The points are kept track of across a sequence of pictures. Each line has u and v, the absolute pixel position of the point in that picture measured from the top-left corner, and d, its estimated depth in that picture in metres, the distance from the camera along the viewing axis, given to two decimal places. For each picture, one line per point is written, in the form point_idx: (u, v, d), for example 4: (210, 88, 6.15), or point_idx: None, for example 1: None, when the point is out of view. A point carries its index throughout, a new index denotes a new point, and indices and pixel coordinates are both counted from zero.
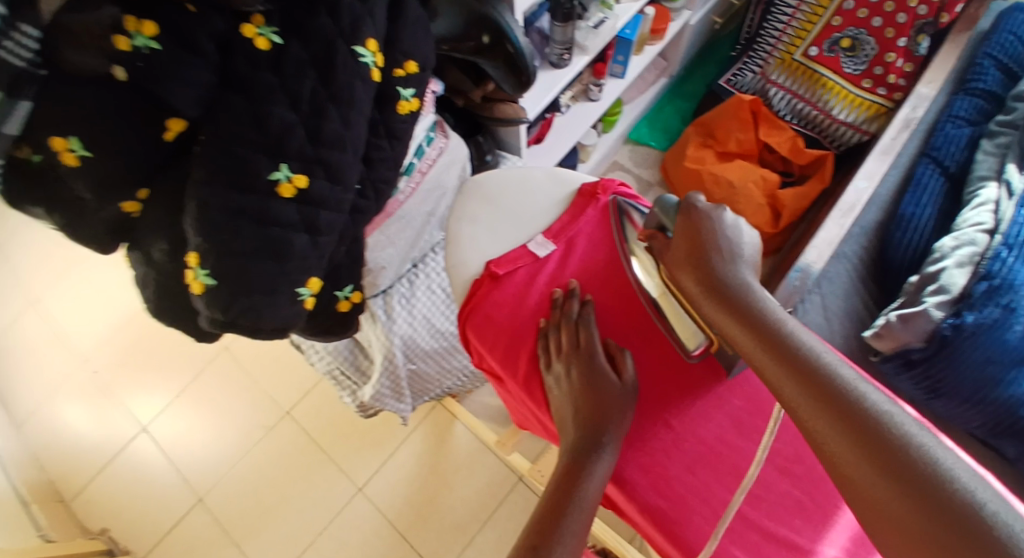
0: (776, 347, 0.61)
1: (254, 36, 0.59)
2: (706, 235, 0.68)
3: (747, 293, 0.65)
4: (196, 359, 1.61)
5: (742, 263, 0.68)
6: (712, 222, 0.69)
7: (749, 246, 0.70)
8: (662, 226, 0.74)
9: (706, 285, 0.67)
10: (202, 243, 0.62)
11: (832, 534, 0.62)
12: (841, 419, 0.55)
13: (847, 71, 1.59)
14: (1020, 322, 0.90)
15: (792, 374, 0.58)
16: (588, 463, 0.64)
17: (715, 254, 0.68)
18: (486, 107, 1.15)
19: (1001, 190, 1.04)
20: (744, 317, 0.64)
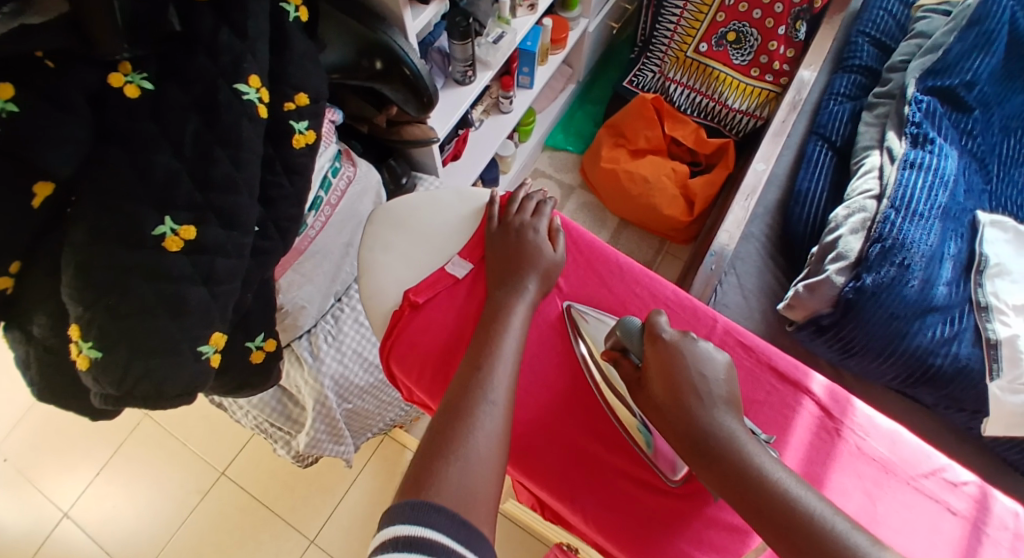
0: (777, 509, 0.58)
1: (123, 84, 0.58)
2: (678, 368, 0.66)
3: (733, 443, 0.61)
4: (115, 434, 1.53)
5: (722, 402, 0.64)
6: (680, 352, 0.67)
7: (724, 374, 0.66)
8: (626, 350, 0.72)
9: (692, 443, 0.63)
10: (83, 313, 0.59)
11: None
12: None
13: (736, 62, 1.67)
14: (916, 276, 0.97)
15: (798, 556, 0.56)
16: (516, 298, 0.73)
17: (691, 388, 0.64)
18: (393, 131, 1.15)
19: (884, 157, 1.11)
20: (735, 475, 0.60)
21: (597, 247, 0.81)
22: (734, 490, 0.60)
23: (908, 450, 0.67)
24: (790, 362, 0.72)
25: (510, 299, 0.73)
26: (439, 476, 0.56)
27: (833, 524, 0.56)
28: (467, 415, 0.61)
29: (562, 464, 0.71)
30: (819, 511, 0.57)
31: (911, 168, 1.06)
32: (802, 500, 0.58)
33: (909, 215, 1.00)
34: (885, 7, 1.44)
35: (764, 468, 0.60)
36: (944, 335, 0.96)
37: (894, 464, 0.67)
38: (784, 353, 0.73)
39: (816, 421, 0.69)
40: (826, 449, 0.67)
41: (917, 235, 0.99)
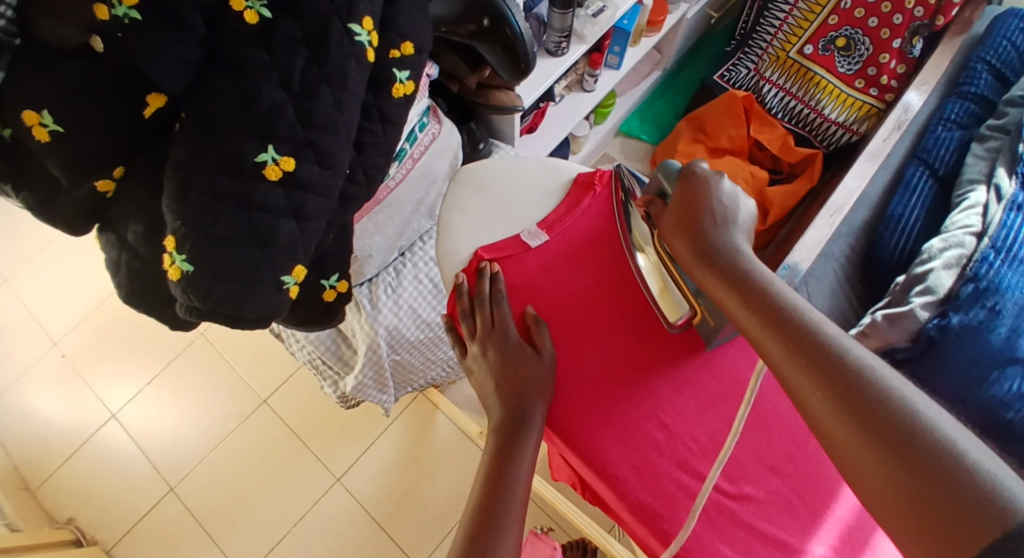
0: (772, 320, 0.58)
1: (243, 8, 0.57)
2: (699, 200, 0.65)
3: (743, 264, 0.63)
4: (170, 348, 1.58)
5: (740, 232, 0.65)
6: (705, 188, 0.66)
7: (745, 213, 0.66)
8: (660, 189, 0.70)
9: (705, 259, 0.64)
10: (180, 227, 0.60)
11: (821, 532, 0.64)
12: (839, 395, 0.52)
13: (840, 70, 1.59)
14: (1004, 324, 0.91)
15: (784, 356, 0.56)
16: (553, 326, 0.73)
17: (708, 218, 0.65)
18: (481, 94, 1.13)
19: (990, 194, 1.04)
20: (741, 291, 0.61)
21: None
22: (737, 305, 0.61)
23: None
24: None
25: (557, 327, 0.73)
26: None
27: (832, 338, 0.56)
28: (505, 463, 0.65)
29: (599, 434, 0.68)
30: (820, 326, 0.57)
31: (1017, 211, 0.99)
32: (805, 316, 0.58)
33: (1010, 259, 0.95)
34: (1008, 35, 1.36)
35: (769, 284, 0.61)
36: (1020, 391, 0.90)
37: None
38: None
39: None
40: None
41: (1014, 280, 0.94)
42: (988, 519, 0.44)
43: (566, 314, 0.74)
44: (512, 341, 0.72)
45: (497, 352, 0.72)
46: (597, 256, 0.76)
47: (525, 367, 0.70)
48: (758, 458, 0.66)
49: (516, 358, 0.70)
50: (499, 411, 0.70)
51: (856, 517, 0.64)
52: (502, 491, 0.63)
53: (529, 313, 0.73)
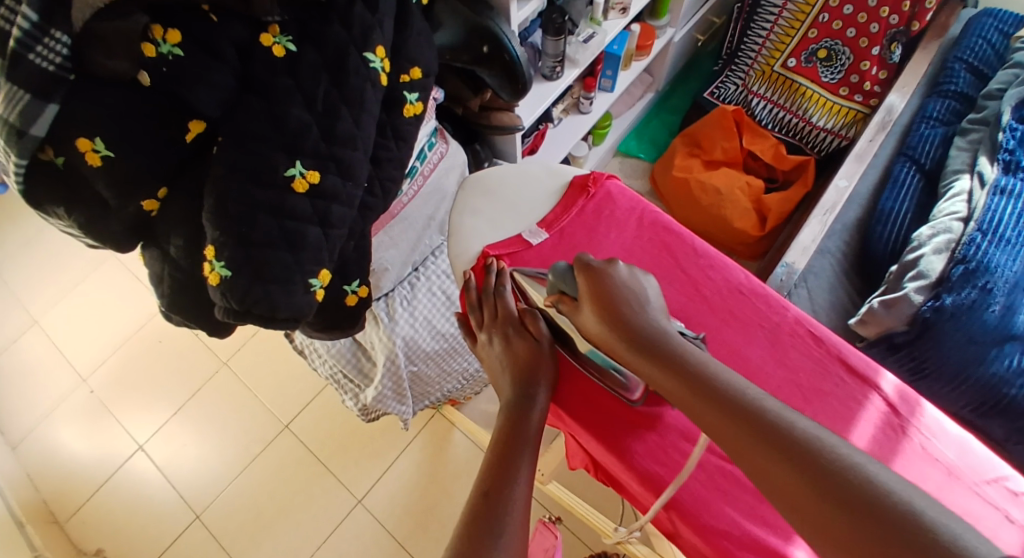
0: (707, 392, 0.62)
1: (271, 43, 0.64)
2: (612, 289, 0.69)
3: (670, 343, 0.66)
4: (195, 378, 1.61)
5: (657, 312, 0.69)
6: (610, 280, 0.70)
7: (653, 293, 0.71)
8: (563, 290, 0.73)
9: (633, 346, 0.67)
10: (219, 236, 0.65)
11: None
12: (784, 462, 0.56)
13: (824, 80, 1.67)
14: (997, 301, 0.95)
15: (728, 426, 0.59)
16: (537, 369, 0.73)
17: (625, 305, 0.69)
18: (483, 116, 1.17)
19: (973, 181, 1.10)
20: (678, 371, 0.64)
21: (674, 227, 0.82)
22: (676, 388, 0.64)
23: (975, 457, 0.67)
24: (861, 358, 0.72)
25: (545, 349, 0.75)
26: (495, 531, 0.61)
27: (765, 405, 0.60)
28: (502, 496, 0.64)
29: (608, 414, 0.71)
30: (753, 397, 0.61)
31: (1001, 194, 1.04)
32: (737, 388, 0.62)
33: (996, 240, 0.99)
34: (983, 35, 1.42)
35: (702, 359, 0.65)
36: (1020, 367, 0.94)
37: (963, 450, 0.68)
38: (856, 349, 0.73)
39: (883, 417, 0.69)
40: (891, 445, 0.68)
41: (1001, 259, 0.98)
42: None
43: None
44: (517, 334, 0.76)
45: (505, 342, 0.76)
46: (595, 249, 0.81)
47: (531, 355, 0.74)
48: None
49: (519, 344, 0.75)
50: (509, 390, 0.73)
51: None
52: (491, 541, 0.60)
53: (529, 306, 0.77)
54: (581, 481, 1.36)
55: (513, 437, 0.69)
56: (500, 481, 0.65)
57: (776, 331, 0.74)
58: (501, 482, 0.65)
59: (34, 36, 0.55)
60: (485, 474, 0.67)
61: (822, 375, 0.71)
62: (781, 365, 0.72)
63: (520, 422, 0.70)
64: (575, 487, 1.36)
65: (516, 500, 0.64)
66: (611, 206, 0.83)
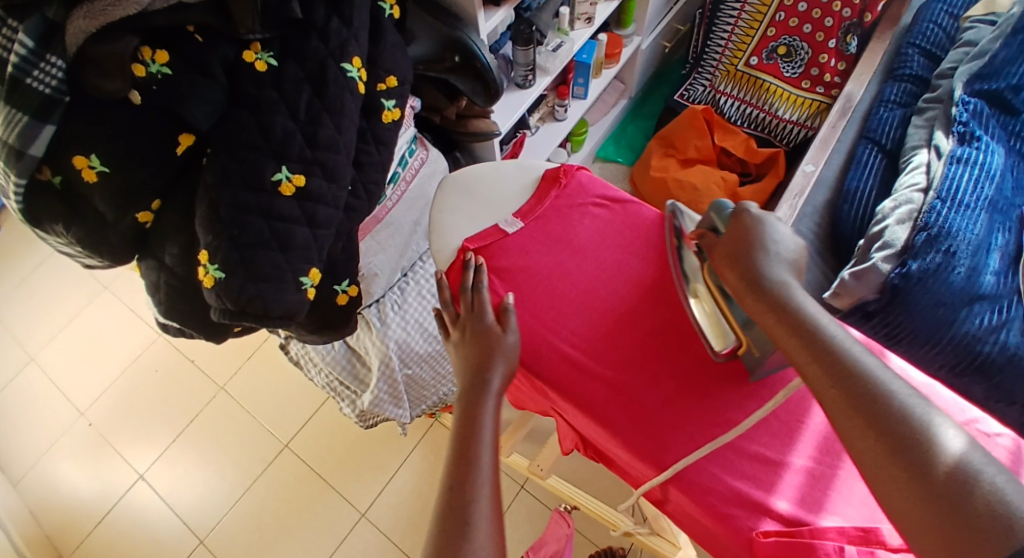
0: (808, 339, 0.62)
1: (254, 60, 0.68)
2: (753, 235, 0.70)
3: (787, 295, 0.66)
4: (192, 404, 1.62)
5: (783, 267, 0.69)
6: (756, 227, 0.70)
7: (791, 251, 0.70)
8: (712, 226, 0.76)
9: (750, 289, 0.68)
10: (211, 241, 0.68)
11: (800, 444, 0.70)
12: (865, 416, 0.56)
13: (787, 75, 1.73)
14: (962, 263, 1.00)
15: (820, 370, 0.60)
16: (491, 357, 0.75)
17: (759, 252, 0.69)
18: (460, 124, 1.19)
19: (931, 154, 1.15)
20: (785, 319, 0.64)
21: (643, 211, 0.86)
22: (778, 332, 0.64)
23: (942, 401, 0.71)
24: None
25: (505, 335, 0.76)
26: (470, 497, 0.63)
27: (863, 360, 0.59)
28: (472, 471, 0.65)
29: (592, 386, 0.75)
30: (855, 351, 0.60)
31: (958, 162, 1.09)
32: (840, 340, 0.61)
33: (955, 205, 1.04)
34: (935, 20, 1.49)
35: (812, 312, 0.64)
36: (992, 323, 0.98)
37: (931, 394, 0.72)
38: None
39: None
40: None
41: (962, 224, 1.02)
42: (994, 529, 0.48)
43: (547, 285, 0.81)
44: (489, 323, 0.77)
45: (472, 332, 0.78)
46: (569, 235, 0.85)
47: (494, 340, 0.76)
48: (734, 385, 0.73)
49: (482, 335, 0.77)
50: (464, 381, 0.75)
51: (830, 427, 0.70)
52: (466, 514, 0.61)
53: (505, 301, 0.78)
54: (582, 476, 1.38)
55: (474, 411, 0.71)
56: (468, 457, 0.66)
57: None
58: (467, 461, 0.66)
59: (31, 63, 0.59)
60: (455, 450, 0.68)
61: None
62: None
63: (477, 405, 0.72)
64: (576, 482, 1.38)
65: (482, 474, 0.65)
66: (582, 194, 0.88)
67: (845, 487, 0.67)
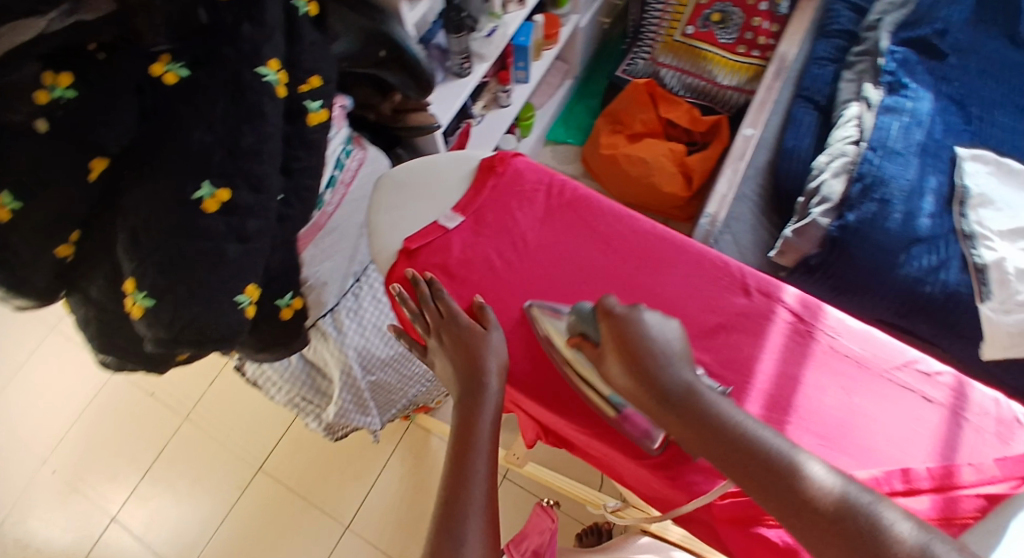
0: (733, 443, 0.62)
1: (163, 72, 0.67)
2: (636, 336, 0.68)
3: (701, 402, 0.65)
4: (157, 438, 1.60)
5: (682, 363, 0.68)
6: (634, 327, 0.69)
7: (676, 338, 0.70)
8: (584, 332, 0.72)
9: (664, 404, 0.66)
10: (136, 269, 0.68)
11: (749, 405, 0.71)
12: (809, 511, 0.56)
13: (722, 41, 1.75)
14: (897, 210, 1.03)
15: (749, 474, 0.60)
16: (479, 364, 0.73)
17: (650, 354, 0.67)
18: (397, 119, 1.17)
19: (862, 106, 1.16)
20: (714, 433, 0.63)
21: (580, 192, 0.85)
22: (710, 449, 0.62)
23: (879, 345, 0.73)
24: (764, 278, 0.77)
25: (480, 338, 0.75)
26: (461, 513, 0.65)
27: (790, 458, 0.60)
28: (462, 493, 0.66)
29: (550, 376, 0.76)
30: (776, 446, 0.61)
31: (887, 112, 1.13)
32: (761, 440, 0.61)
33: (887, 154, 1.07)
34: None
35: (729, 414, 0.63)
36: (931, 264, 1.02)
37: (870, 340, 0.74)
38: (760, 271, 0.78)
39: (791, 326, 0.74)
40: (802, 351, 0.73)
41: (895, 171, 1.06)
42: None
43: (494, 277, 0.81)
44: (463, 326, 0.76)
45: (451, 335, 0.76)
46: (509, 225, 0.84)
47: (476, 343, 0.74)
48: None
49: (463, 338, 0.75)
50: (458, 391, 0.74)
51: (776, 385, 0.71)
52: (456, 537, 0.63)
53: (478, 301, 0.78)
54: (561, 459, 1.40)
55: (471, 430, 0.70)
56: (460, 477, 0.67)
57: (685, 269, 0.79)
58: (458, 481, 0.67)
59: None
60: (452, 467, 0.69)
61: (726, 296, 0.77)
62: (694, 297, 0.77)
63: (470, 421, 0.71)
64: (556, 466, 1.39)
65: (474, 491, 0.66)
66: (521, 181, 0.86)
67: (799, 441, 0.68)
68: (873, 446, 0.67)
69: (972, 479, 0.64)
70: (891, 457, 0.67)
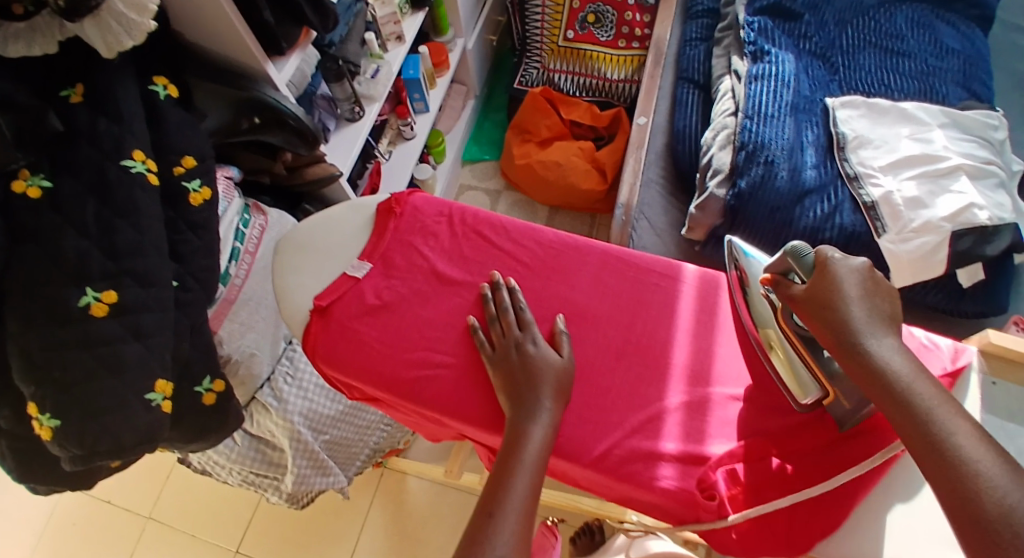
0: (902, 403, 0.56)
1: (25, 187, 0.68)
2: (833, 280, 0.63)
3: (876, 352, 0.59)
4: (124, 545, 1.51)
5: (870, 314, 0.61)
6: (834, 273, 0.64)
7: (880, 295, 0.63)
8: (790, 272, 0.69)
9: (838, 347, 0.61)
10: (36, 391, 0.69)
11: (672, 386, 0.74)
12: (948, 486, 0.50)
13: (602, 39, 1.81)
14: (782, 168, 1.09)
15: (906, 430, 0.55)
16: (539, 383, 0.70)
17: (844, 299, 0.62)
18: (294, 176, 1.15)
19: (732, 78, 1.24)
20: (882, 383, 0.58)
21: (481, 215, 0.85)
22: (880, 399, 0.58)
23: None
24: (662, 262, 0.81)
25: (537, 356, 0.72)
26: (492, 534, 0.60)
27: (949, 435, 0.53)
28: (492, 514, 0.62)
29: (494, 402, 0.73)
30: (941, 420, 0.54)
31: (756, 80, 1.17)
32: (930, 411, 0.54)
33: (762, 119, 1.12)
34: None
35: (903, 374, 0.57)
36: (825, 212, 1.08)
37: None
38: (656, 256, 0.82)
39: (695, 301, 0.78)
40: None
41: (772, 134, 1.11)
42: None
43: (416, 314, 0.78)
44: (541, 348, 0.73)
45: (510, 355, 0.73)
46: (418, 262, 0.82)
47: (541, 362, 0.72)
48: (604, 349, 0.76)
49: (521, 358, 0.72)
50: (507, 402, 0.71)
51: (692, 359, 0.75)
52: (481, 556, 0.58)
53: (557, 325, 0.76)
54: None
55: (519, 444, 0.66)
56: (497, 491, 0.64)
57: (592, 270, 0.81)
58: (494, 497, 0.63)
59: None
60: (491, 483, 0.65)
61: (639, 288, 0.79)
62: (605, 295, 0.79)
63: (518, 434, 0.67)
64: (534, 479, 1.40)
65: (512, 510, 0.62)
66: (422, 218, 0.85)
67: (721, 410, 0.73)
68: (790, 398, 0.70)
69: None
70: None
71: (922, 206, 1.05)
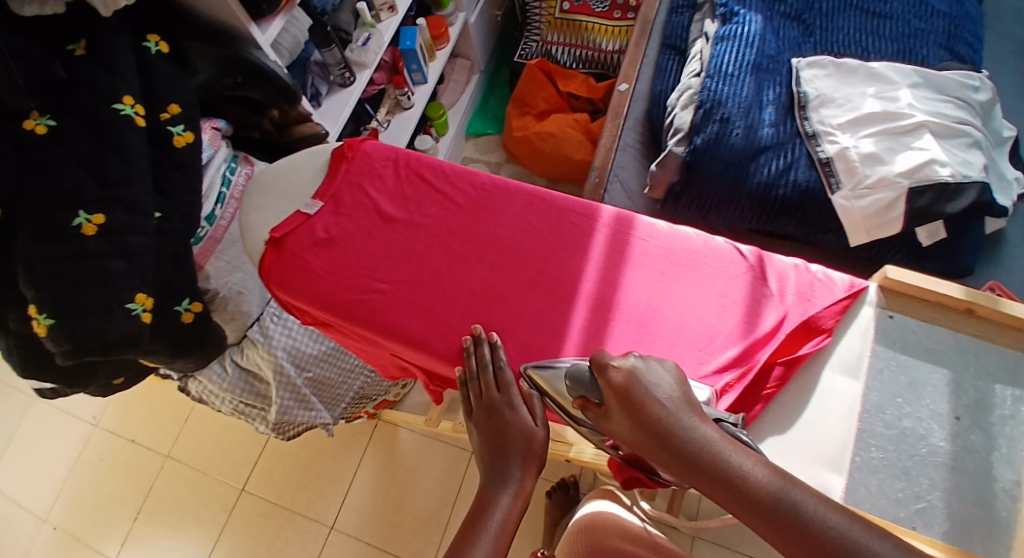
0: (752, 499, 0.58)
1: (34, 126, 0.78)
2: (636, 392, 0.65)
3: (713, 452, 0.61)
4: (143, 478, 1.64)
5: (686, 411, 0.64)
6: (635, 381, 0.66)
7: (675, 390, 0.66)
8: (585, 394, 0.69)
9: (670, 454, 0.63)
10: (37, 295, 0.79)
11: (576, 310, 0.79)
12: None
13: (597, 10, 1.86)
14: (738, 126, 1.14)
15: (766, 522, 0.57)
16: (510, 457, 0.74)
17: (656, 408, 0.64)
18: (283, 133, 1.25)
19: (703, 41, 1.29)
20: (727, 485, 0.60)
21: (423, 160, 0.90)
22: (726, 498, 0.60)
23: (685, 239, 0.82)
24: (584, 203, 0.86)
25: (510, 420, 0.76)
26: None
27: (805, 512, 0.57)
28: None
29: (422, 325, 0.80)
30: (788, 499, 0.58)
31: (723, 41, 1.23)
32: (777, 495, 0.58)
33: (722, 78, 1.18)
34: None
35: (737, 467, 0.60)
36: (779, 168, 1.12)
37: (682, 234, 0.83)
38: (579, 197, 0.87)
39: (610, 235, 0.83)
40: (622, 255, 0.82)
41: (730, 93, 1.17)
42: None
43: (358, 250, 0.85)
44: (517, 413, 0.76)
45: (485, 422, 0.77)
46: (363, 201, 0.88)
47: (517, 432, 0.75)
48: (519, 280, 0.82)
49: (495, 424, 0.76)
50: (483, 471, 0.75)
51: (600, 287, 0.80)
52: None
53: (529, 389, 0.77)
54: None
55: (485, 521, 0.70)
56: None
57: (519, 210, 0.86)
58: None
59: None
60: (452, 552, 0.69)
61: (560, 226, 0.84)
62: (528, 231, 0.84)
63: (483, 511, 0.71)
64: None
65: None
66: (370, 161, 0.91)
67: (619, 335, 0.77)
68: (685, 324, 0.77)
69: (773, 348, 0.74)
70: (709, 336, 0.76)
71: (879, 162, 1.08)
